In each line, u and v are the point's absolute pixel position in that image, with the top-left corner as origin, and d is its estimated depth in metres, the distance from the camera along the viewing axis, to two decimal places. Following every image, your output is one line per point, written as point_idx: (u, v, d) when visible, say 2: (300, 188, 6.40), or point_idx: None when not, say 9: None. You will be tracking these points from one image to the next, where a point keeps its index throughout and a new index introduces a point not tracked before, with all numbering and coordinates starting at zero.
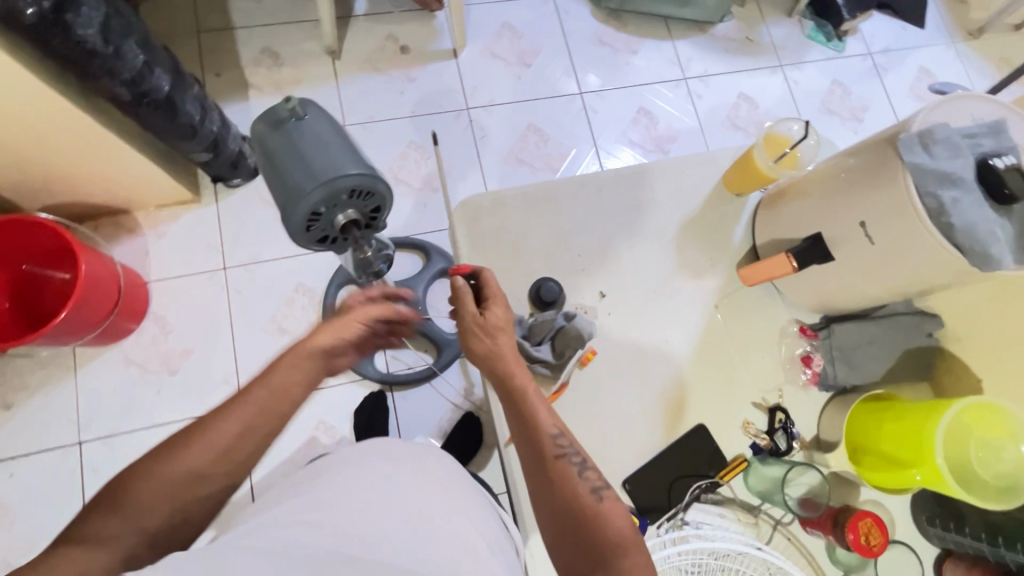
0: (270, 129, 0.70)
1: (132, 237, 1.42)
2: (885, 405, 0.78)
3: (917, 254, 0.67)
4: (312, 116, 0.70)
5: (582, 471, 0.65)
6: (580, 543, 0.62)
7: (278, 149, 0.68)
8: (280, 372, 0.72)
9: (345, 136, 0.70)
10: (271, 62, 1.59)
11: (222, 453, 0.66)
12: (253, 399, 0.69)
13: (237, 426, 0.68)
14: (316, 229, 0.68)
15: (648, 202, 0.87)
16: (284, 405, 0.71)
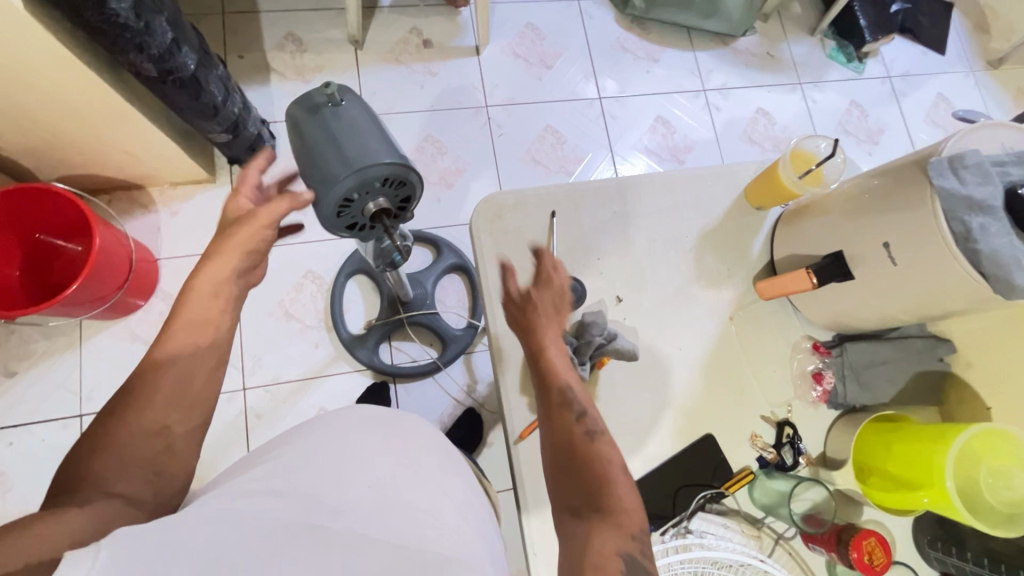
0: (308, 114, 0.71)
1: (145, 213, 1.42)
2: (894, 426, 0.78)
3: (939, 276, 0.67)
4: (348, 103, 0.71)
5: (581, 417, 0.69)
6: (567, 475, 0.66)
7: (313, 133, 0.69)
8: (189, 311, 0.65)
9: (379, 124, 0.70)
10: (294, 48, 1.59)
11: (175, 395, 0.61)
12: (180, 328, 0.64)
13: (175, 368, 0.62)
14: (347, 216, 0.69)
15: (669, 210, 0.87)
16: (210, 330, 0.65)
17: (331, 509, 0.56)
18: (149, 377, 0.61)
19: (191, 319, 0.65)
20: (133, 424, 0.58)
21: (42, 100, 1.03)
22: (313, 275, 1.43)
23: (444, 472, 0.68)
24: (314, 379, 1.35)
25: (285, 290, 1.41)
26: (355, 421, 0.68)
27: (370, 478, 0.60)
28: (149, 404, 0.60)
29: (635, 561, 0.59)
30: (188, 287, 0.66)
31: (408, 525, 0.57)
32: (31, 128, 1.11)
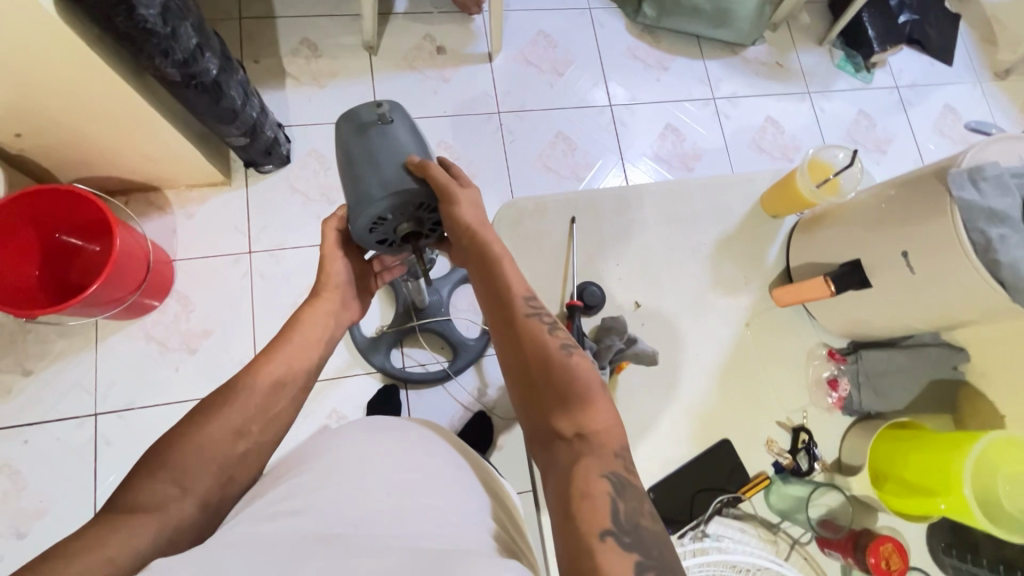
0: (356, 128, 0.77)
1: (162, 214, 1.44)
2: (909, 433, 0.79)
3: (958, 285, 0.68)
4: (394, 125, 0.77)
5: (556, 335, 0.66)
6: (547, 395, 0.61)
7: (357, 150, 0.75)
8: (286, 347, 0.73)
9: (421, 149, 0.77)
10: (310, 53, 1.61)
11: (261, 407, 0.68)
12: (278, 354, 0.72)
13: (266, 387, 0.69)
14: (378, 232, 0.75)
15: (685, 218, 0.89)
16: (303, 358, 0.74)
17: (351, 521, 0.56)
18: (241, 386, 0.68)
19: (285, 349, 0.73)
20: (217, 425, 0.64)
21: (65, 101, 1.04)
22: None
23: (462, 477, 0.68)
24: (326, 381, 1.36)
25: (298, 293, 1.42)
26: (371, 430, 0.69)
27: (388, 486, 0.60)
28: (235, 413, 0.66)
29: (621, 480, 0.54)
30: (292, 323, 0.76)
31: (427, 526, 0.57)
32: (52, 129, 1.12)
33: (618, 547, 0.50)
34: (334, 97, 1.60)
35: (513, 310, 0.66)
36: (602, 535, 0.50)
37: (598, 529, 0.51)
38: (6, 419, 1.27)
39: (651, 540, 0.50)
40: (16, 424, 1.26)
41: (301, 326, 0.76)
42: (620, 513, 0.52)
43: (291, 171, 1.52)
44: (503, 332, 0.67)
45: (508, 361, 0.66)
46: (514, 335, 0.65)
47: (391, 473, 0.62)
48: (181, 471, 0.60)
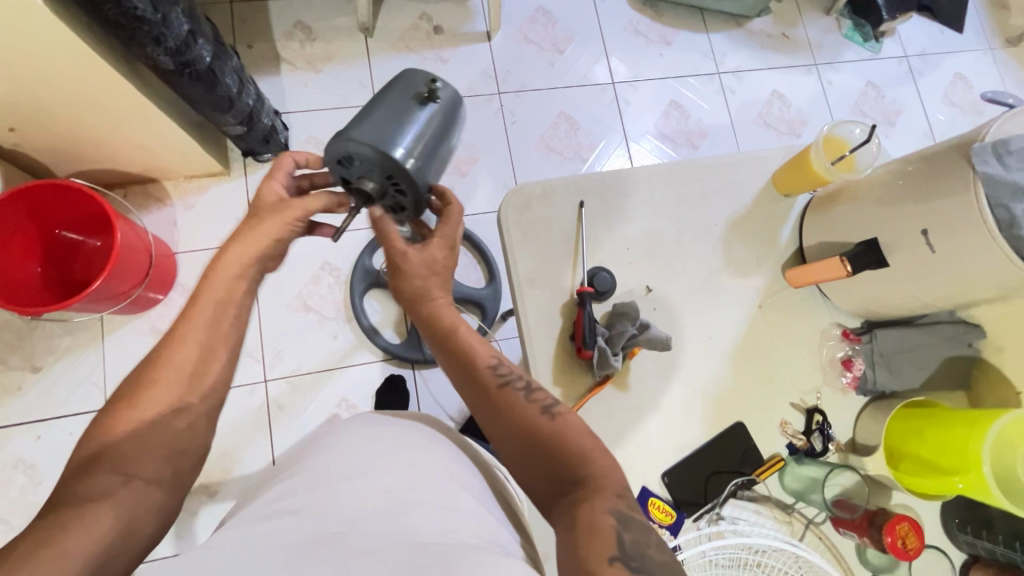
0: (406, 88, 0.77)
1: (161, 206, 1.42)
2: (925, 412, 0.79)
3: (980, 263, 0.66)
4: (435, 105, 0.77)
5: (528, 395, 0.67)
6: (538, 462, 0.64)
7: (392, 101, 0.76)
8: (205, 307, 0.69)
9: (439, 141, 0.76)
10: (304, 36, 1.57)
11: (191, 376, 0.66)
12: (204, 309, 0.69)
13: (197, 345, 0.67)
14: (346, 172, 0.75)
15: (696, 199, 0.86)
16: (229, 312, 0.70)
17: (349, 517, 0.56)
18: (172, 348, 0.66)
19: (208, 303, 0.70)
20: (158, 388, 0.64)
21: (56, 95, 1.02)
22: (330, 267, 1.42)
23: (461, 469, 0.68)
24: (333, 370, 1.36)
25: (302, 283, 1.40)
26: (367, 429, 0.68)
27: (380, 483, 0.60)
28: (171, 371, 0.65)
29: (625, 513, 0.58)
30: (207, 271, 0.71)
31: (426, 520, 0.57)
32: (45, 124, 1.10)
33: (625, 570, 0.53)
34: (330, 81, 1.56)
35: (485, 386, 0.69)
36: (610, 559, 0.53)
37: (607, 555, 0.54)
38: (18, 416, 1.27)
39: (657, 568, 0.54)
40: (27, 421, 1.27)
41: (223, 272, 0.71)
42: (625, 542, 0.55)
43: None
44: (479, 405, 0.70)
45: (491, 433, 0.68)
46: (493, 411, 0.68)
47: (381, 471, 0.61)
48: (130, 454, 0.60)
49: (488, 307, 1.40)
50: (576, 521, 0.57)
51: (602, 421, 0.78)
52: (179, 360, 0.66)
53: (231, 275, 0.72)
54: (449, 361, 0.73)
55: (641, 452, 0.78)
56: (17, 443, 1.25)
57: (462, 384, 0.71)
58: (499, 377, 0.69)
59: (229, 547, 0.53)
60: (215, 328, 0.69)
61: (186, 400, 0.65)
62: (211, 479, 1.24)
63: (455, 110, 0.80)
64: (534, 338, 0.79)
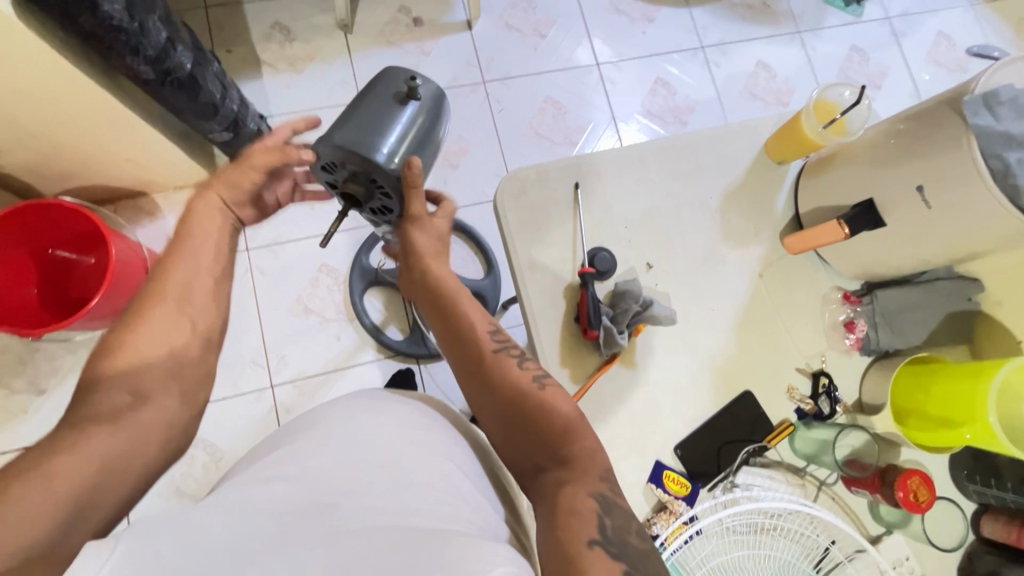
0: (387, 88, 0.76)
1: (152, 219, 1.41)
2: (928, 369, 0.80)
3: (977, 215, 0.67)
4: (418, 104, 0.76)
5: (523, 362, 0.69)
6: (524, 430, 0.65)
7: (376, 104, 0.74)
8: (192, 243, 0.70)
9: (423, 139, 0.75)
10: (283, 38, 1.55)
11: (184, 309, 0.66)
12: (184, 251, 0.69)
13: (185, 279, 0.67)
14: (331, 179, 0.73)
15: (691, 173, 0.87)
16: (213, 253, 0.71)
17: (343, 491, 0.56)
18: (161, 296, 0.65)
19: (193, 248, 0.70)
20: (142, 331, 0.62)
21: (36, 113, 1.01)
22: (328, 268, 1.42)
23: (462, 451, 0.67)
24: (338, 370, 1.36)
25: (301, 286, 1.40)
26: (373, 403, 0.68)
27: (378, 459, 0.60)
28: (157, 321, 0.63)
29: (607, 499, 0.59)
30: (189, 208, 0.73)
31: (417, 504, 0.56)
32: (27, 142, 1.08)
33: (605, 555, 0.53)
34: (313, 82, 1.55)
35: (480, 350, 0.70)
36: (589, 543, 0.54)
37: (586, 538, 0.54)
38: (27, 439, 1.27)
39: (637, 557, 0.54)
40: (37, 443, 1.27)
41: (202, 212, 0.72)
42: (607, 527, 0.56)
43: None
44: (470, 371, 0.70)
45: (478, 398, 0.69)
46: (485, 376, 0.68)
47: (382, 451, 0.61)
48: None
49: (488, 297, 1.40)
50: (558, 502, 0.59)
51: (610, 400, 0.78)
52: (170, 290, 0.66)
53: (209, 223, 0.72)
54: (440, 327, 0.73)
55: (651, 426, 0.79)
56: None
57: (452, 348, 0.72)
58: (494, 343, 0.70)
59: (223, 506, 0.53)
60: (202, 264, 0.70)
61: (180, 325, 0.65)
62: None
63: (436, 108, 0.79)
64: (539, 329, 0.79)
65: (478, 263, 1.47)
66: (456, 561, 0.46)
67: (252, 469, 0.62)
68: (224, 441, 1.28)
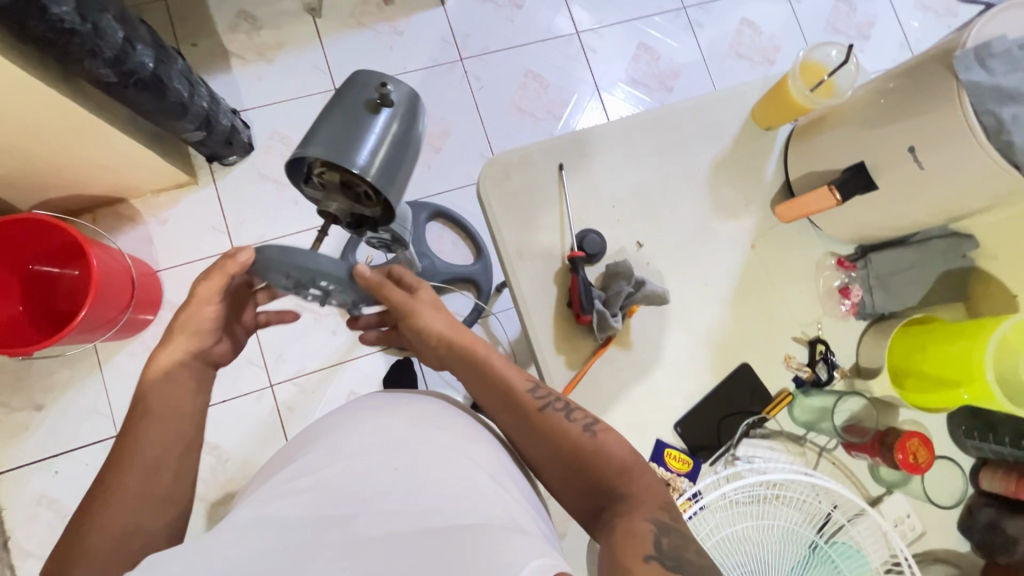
0: (365, 80, 0.56)
1: (133, 225, 1.39)
2: (925, 329, 0.79)
3: (970, 172, 0.64)
4: (404, 97, 0.56)
5: (569, 413, 0.67)
6: (583, 480, 0.65)
7: (342, 122, 0.54)
8: (149, 430, 0.65)
9: (405, 147, 0.56)
10: (249, 26, 1.49)
11: (149, 492, 0.62)
12: (144, 424, 0.65)
13: (144, 463, 0.63)
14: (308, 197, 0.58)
15: (677, 145, 0.84)
16: (179, 425, 0.67)
17: (361, 500, 0.56)
18: (126, 461, 0.62)
19: (150, 430, 0.65)
20: (104, 529, 0.58)
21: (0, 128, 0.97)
22: None
23: (479, 443, 0.66)
24: (337, 366, 1.36)
25: None
26: (380, 407, 0.68)
27: (396, 461, 0.60)
28: (132, 481, 0.61)
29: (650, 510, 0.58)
30: (138, 394, 0.67)
31: (442, 501, 0.56)
32: None
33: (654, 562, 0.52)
34: (285, 71, 1.49)
35: (526, 410, 0.68)
36: (646, 557, 0.53)
37: (642, 553, 0.53)
38: (31, 454, 1.27)
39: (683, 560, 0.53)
40: (42, 458, 1.27)
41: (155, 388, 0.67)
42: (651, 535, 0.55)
43: (257, 159, 1.45)
44: (523, 432, 0.68)
45: (538, 459, 0.67)
46: (535, 433, 0.67)
47: (393, 455, 0.61)
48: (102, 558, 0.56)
49: (481, 282, 1.38)
50: (610, 525, 0.58)
51: (609, 383, 0.78)
52: (131, 476, 0.61)
53: (171, 398, 0.68)
54: (484, 392, 0.71)
55: (650, 407, 0.79)
56: (37, 483, 1.26)
57: (499, 410, 0.69)
58: (536, 399, 0.68)
59: (239, 530, 0.54)
60: (166, 441, 0.65)
61: (150, 512, 0.61)
62: (234, 488, 1.26)
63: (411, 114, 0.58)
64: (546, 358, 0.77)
65: (467, 248, 1.45)
66: (490, 555, 0.46)
67: (264, 487, 0.62)
68: (229, 443, 1.28)
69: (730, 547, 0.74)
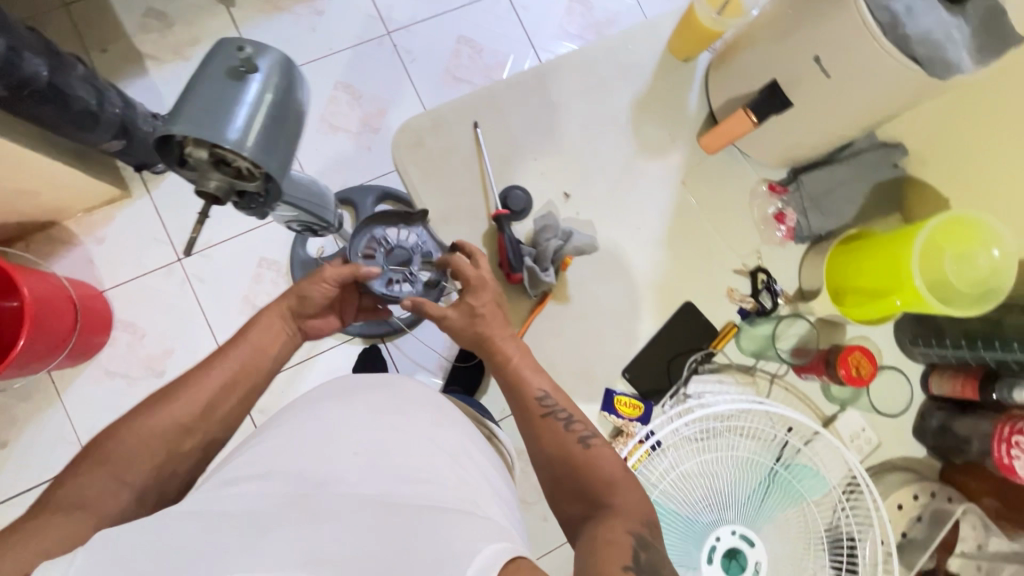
0: (227, 46, 0.52)
1: (71, 247, 1.34)
2: (860, 243, 0.78)
3: (874, 79, 0.61)
4: (275, 63, 0.53)
5: (569, 425, 0.61)
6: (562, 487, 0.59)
7: (205, 89, 0.51)
8: (238, 352, 0.67)
9: (282, 114, 0.53)
10: (161, 25, 1.41)
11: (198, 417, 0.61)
12: (235, 348, 0.67)
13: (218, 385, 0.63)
14: (188, 171, 0.53)
15: (594, 87, 0.82)
16: (259, 370, 0.68)
17: (316, 479, 0.54)
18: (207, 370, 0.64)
19: (238, 357, 0.66)
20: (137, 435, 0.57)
21: None
22: (268, 262, 1.38)
23: (450, 430, 0.66)
24: (305, 361, 1.27)
25: (245, 285, 1.37)
26: (342, 398, 0.66)
27: (355, 444, 0.59)
28: (197, 396, 0.62)
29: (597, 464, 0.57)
30: (245, 322, 0.69)
31: (401, 486, 0.55)
32: None
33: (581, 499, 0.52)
34: None
35: (527, 412, 0.63)
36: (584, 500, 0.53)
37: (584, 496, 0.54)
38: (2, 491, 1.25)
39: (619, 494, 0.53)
40: (15, 494, 1.25)
41: (254, 325, 0.69)
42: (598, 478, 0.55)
43: None
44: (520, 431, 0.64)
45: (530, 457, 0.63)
46: (527, 435, 0.63)
47: (357, 438, 0.59)
48: (123, 460, 0.55)
49: None
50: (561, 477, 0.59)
51: (551, 338, 0.77)
52: (202, 389, 0.62)
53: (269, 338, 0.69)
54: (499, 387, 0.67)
55: (596, 356, 0.78)
56: (11, 519, 1.23)
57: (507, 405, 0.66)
58: (541, 405, 0.63)
59: None
60: (242, 374, 0.66)
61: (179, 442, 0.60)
62: None
63: (288, 77, 0.54)
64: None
65: None
66: (449, 538, 0.45)
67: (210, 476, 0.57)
68: None
69: (687, 482, 0.75)
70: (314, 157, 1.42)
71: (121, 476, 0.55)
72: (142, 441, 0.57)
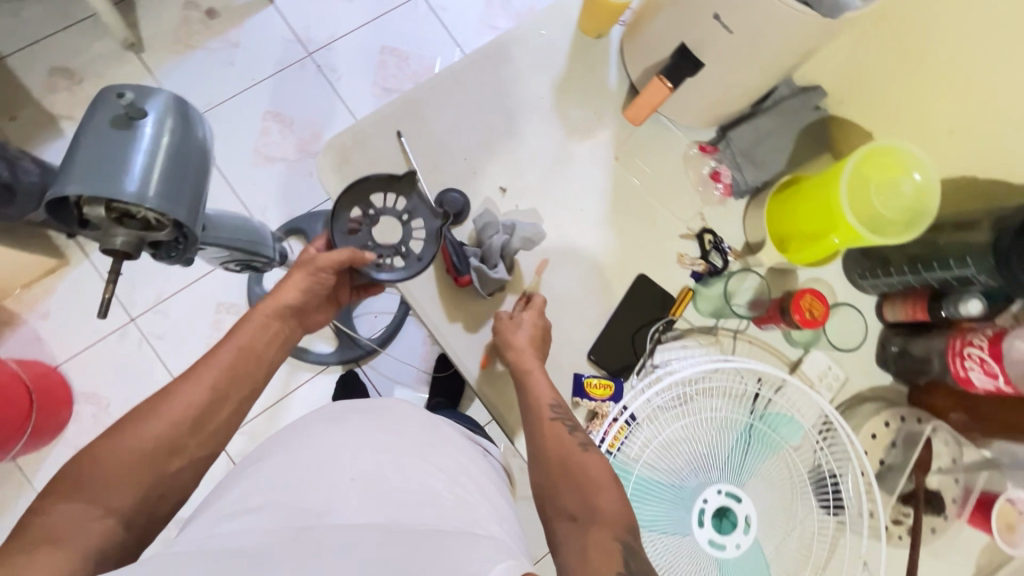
0: (111, 95, 0.50)
1: (15, 327, 1.28)
2: (794, 189, 0.80)
3: (774, 28, 0.62)
4: (164, 105, 0.51)
5: (573, 429, 0.66)
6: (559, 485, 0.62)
7: (92, 144, 0.48)
8: (224, 352, 0.65)
9: (183, 159, 0.51)
10: (68, 82, 1.33)
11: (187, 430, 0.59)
12: (222, 349, 0.65)
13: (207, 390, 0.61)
14: (89, 229, 0.51)
15: (514, 79, 0.81)
16: (252, 367, 0.65)
17: (315, 510, 0.52)
18: (198, 373, 0.62)
19: (227, 356, 0.64)
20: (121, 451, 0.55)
21: None
22: (226, 306, 1.34)
23: (443, 450, 0.64)
24: (281, 402, 1.23)
25: (206, 333, 1.33)
26: (333, 423, 0.63)
27: (350, 469, 0.56)
28: (184, 405, 0.59)
29: None
30: (234, 323, 0.67)
31: (401, 512, 0.54)
32: None
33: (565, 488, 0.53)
34: None
35: (535, 413, 0.67)
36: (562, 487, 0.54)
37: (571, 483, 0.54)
38: None
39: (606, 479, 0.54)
40: None
41: (247, 325, 0.67)
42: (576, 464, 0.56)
43: None
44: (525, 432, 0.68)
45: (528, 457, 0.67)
46: (531, 436, 0.66)
47: (352, 465, 0.57)
48: (104, 484, 0.53)
49: None
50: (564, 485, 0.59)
51: None
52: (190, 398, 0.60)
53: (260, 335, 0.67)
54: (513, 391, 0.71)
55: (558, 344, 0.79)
56: None
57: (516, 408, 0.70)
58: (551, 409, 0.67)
59: None
60: (234, 374, 0.64)
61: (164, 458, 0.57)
62: None
63: (183, 117, 0.52)
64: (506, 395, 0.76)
65: None
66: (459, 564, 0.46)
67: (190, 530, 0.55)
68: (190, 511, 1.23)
69: (668, 450, 0.75)
70: (255, 193, 1.37)
71: (107, 502, 0.52)
72: (128, 455, 0.55)
